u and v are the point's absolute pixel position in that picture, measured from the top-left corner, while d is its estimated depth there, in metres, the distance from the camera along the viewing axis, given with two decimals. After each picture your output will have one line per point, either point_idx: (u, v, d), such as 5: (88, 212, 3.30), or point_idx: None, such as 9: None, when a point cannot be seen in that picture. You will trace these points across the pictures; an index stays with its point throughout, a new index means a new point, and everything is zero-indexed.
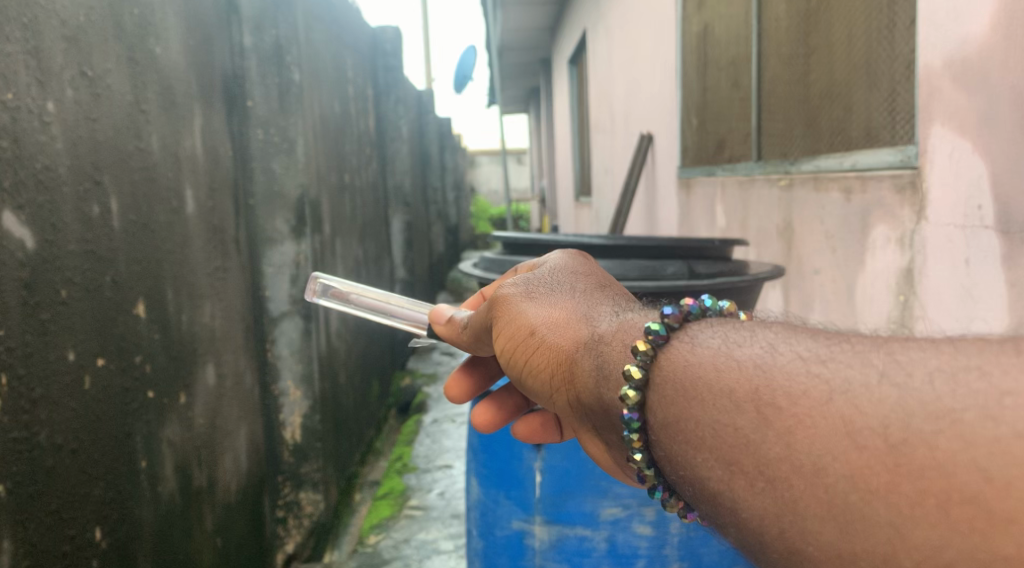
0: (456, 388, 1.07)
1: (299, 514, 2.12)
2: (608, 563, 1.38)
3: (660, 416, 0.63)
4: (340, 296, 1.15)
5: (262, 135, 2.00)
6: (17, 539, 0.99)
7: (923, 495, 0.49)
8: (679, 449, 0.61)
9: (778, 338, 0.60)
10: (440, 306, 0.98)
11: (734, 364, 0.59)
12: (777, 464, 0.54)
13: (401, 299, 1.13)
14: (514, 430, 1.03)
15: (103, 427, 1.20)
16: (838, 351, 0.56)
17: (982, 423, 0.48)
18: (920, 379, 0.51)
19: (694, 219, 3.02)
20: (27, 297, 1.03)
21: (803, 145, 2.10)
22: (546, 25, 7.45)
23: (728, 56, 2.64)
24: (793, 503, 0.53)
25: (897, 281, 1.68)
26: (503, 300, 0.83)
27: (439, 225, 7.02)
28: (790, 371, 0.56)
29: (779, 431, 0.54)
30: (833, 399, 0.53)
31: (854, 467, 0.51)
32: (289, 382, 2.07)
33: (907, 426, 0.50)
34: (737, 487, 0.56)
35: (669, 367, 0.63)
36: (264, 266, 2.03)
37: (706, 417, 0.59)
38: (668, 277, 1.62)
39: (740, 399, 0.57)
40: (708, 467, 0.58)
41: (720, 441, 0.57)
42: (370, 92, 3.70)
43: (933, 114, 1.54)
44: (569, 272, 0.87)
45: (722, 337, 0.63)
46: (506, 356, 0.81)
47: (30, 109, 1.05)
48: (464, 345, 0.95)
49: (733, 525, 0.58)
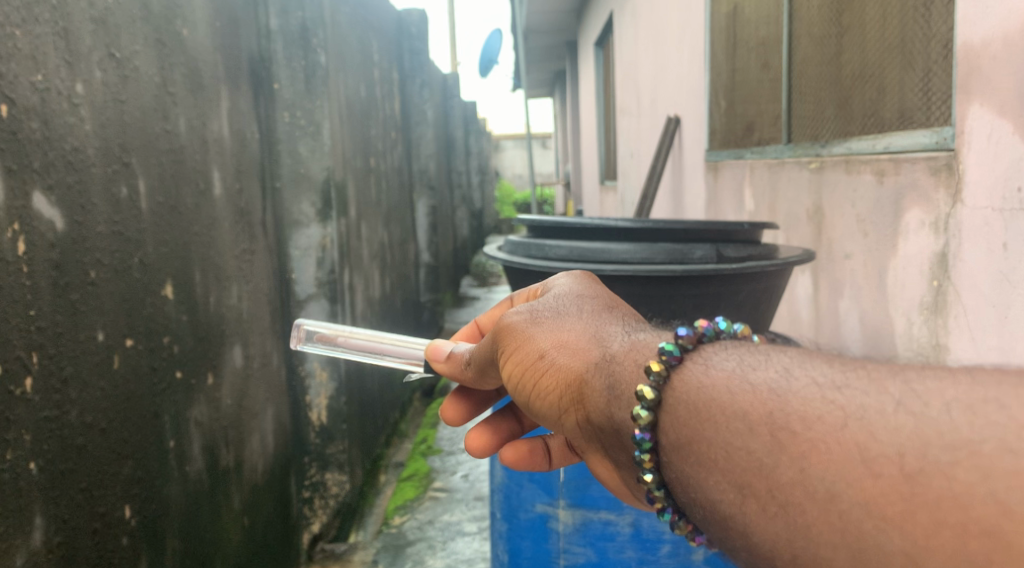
0: (452, 411, 1.01)
1: (324, 495, 2.15)
2: (632, 548, 1.37)
3: (673, 438, 0.60)
4: (327, 341, 1.11)
5: (288, 118, 2.00)
6: (48, 515, 1.01)
7: (939, 526, 0.46)
8: (691, 471, 0.58)
9: (793, 362, 0.57)
10: (438, 343, 0.96)
11: (748, 387, 0.56)
12: (790, 489, 0.51)
13: (392, 337, 1.08)
14: (502, 456, 0.98)
15: (134, 407, 1.22)
16: (854, 378, 0.53)
17: (1000, 456, 0.45)
18: (937, 409, 0.48)
19: (721, 203, 2.98)
20: (57, 277, 1.04)
21: (835, 127, 2.05)
22: (571, 7, 7.38)
23: (758, 37, 2.59)
24: (805, 529, 0.51)
25: (931, 265, 1.64)
26: (508, 328, 0.80)
27: (463, 209, 6.99)
28: (805, 397, 0.53)
29: (794, 455, 0.52)
30: (848, 426, 0.50)
31: (868, 494, 0.48)
32: (315, 364, 2.08)
33: (923, 455, 0.47)
34: (748, 511, 0.54)
35: (682, 387, 0.60)
36: (290, 248, 2.05)
37: (719, 439, 0.56)
38: (696, 260, 1.59)
39: (754, 422, 0.54)
40: (721, 489, 0.56)
41: (733, 465, 0.55)
42: (395, 74, 3.68)
43: (971, 94, 1.49)
44: (578, 294, 0.84)
45: (737, 360, 0.60)
46: (514, 382, 0.78)
47: (59, 90, 1.05)
48: (470, 382, 0.93)
49: (743, 549, 0.55)
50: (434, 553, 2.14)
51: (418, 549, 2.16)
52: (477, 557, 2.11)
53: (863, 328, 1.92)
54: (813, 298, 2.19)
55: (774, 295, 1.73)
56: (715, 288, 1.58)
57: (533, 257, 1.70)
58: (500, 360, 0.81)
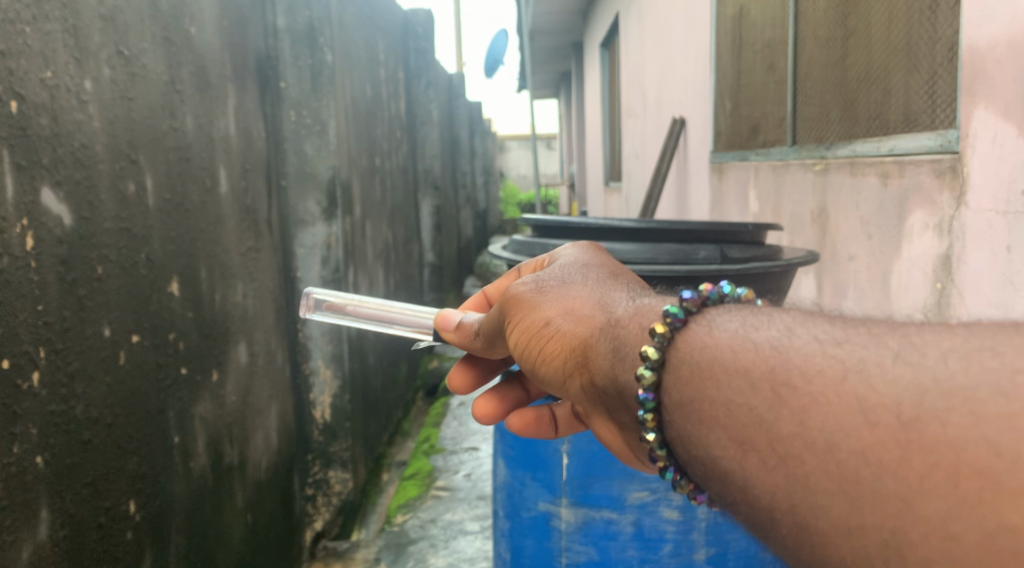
0: (458, 379, 1.01)
1: (327, 493, 2.17)
2: (635, 547, 1.37)
3: (676, 397, 0.59)
4: (335, 310, 1.12)
5: (294, 117, 2.02)
6: (55, 509, 1.02)
7: (932, 469, 0.46)
8: (692, 429, 0.58)
9: (795, 322, 0.57)
10: (447, 313, 0.97)
11: (750, 345, 0.56)
12: (790, 441, 0.51)
13: (401, 306, 1.08)
14: (507, 422, 0.98)
15: (138, 402, 1.23)
16: (854, 334, 0.53)
17: (992, 400, 0.45)
18: (934, 359, 0.49)
19: (726, 205, 2.98)
20: (65, 273, 1.05)
21: (840, 130, 2.05)
22: (579, 10, 7.37)
23: (763, 39, 2.59)
24: (803, 480, 0.50)
25: (935, 268, 1.64)
26: (515, 298, 0.80)
27: (467, 211, 6.97)
28: (806, 353, 0.53)
29: (794, 409, 0.51)
30: (847, 378, 0.50)
31: (866, 444, 0.48)
32: (319, 361, 2.09)
33: (919, 403, 0.47)
34: (749, 464, 0.53)
35: (686, 348, 0.60)
36: (296, 246, 2.06)
37: (721, 396, 0.56)
38: (699, 261, 1.60)
39: (756, 378, 0.54)
40: (721, 445, 0.55)
41: (734, 421, 0.54)
42: (401, 74, 3.69)
43: (977, 98, 1.49)
44: (583, 265, 0.84)
45: (740, 321, 0.60)
46: (519, 349, 0.79)
47: (68, 87, 1.06)
48: (478, 351, 0.93)
49: (743, 503, 0.55)
50: (436, 551, 2.15)
51: (420, 547, 2.17)
52: (479, 555, 2.12)
53: None
54: (817, 301, 2.19)
55: (778, 295, 1.73)
56: None
57: (536, 257, 1.70)
58: (506, 330, 0.82)
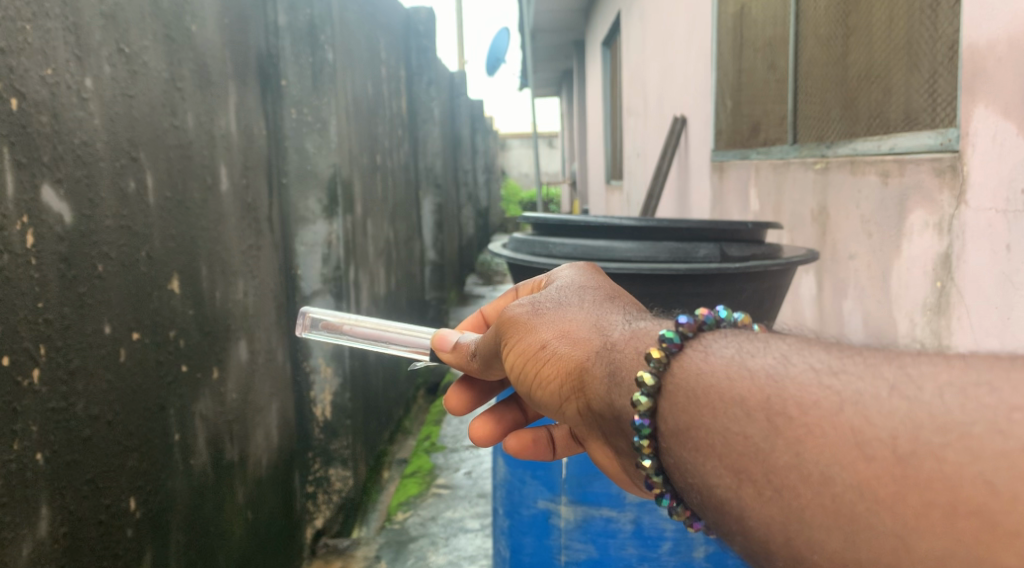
0: (456, 400, 1.01)
1: (328, 490, 2.16)
2: (634, 545, 1.37)
3: (672, 424, 0.59)
4: (332, 329, 1.12)
5: (295, 114, 2.02)
6: (55, 506, 1.02)
7: (928, 507, 0.46)
8: (688, 457, 0.58)
9: (791, 349, 0.57)
10: (444, 333, 0.97)
11: (746, 373, 0.56)
12: (786, 472, 0.51)
13: (397, 326, 1.09)
14: (504, 445, 0.98)
15: (138, 399, 1.23)
16: (850, 363, 0.53)
17: (990, 437, 0.45)
18: (930, 393, 0.48)
19: (727, 203, 2.97)
20: (65, 270, 1.05)
21: (841, 128, 2.05)
22: (580, 7, 7.37)
23: (765, 37, 2.59)
24: (798, 512, 0.50)
25: (935, 266, 1.64)
26: (511, 320, 0.80)
27: (468, 208, 6.97)
28: (802, 382, 0.53)
29: (789, 440, 0.51)
30: (843, 410, 0.50)
31: (862, 478, 0.48)
32: (320, 359, 2.09)
33: (915, 438, 0.47)
34: (744, 495, 0.53)
35: (682, 374, 0.60)
36: (297, 245, 2.07)
37: (717, 424, 0.56)
38: (699, 259, 1.60)
39: (751, 408, 0.54)
40: (717, 474, 0.55)
41: (730, 450, 0.54)
42: (402, 71, 3.68)
43: (977, 96, 1.49)
44: (579, 286, 0.84)
45: (736, 347, 0.60)
46: (516, 372, 0.79)
47: (70, 85, 1.06)
48: (474, 372, 0.93)
49: (739, 534, 0.55)
50: (437, 549, 2.15)
51: (421, 545, 2.17)
52: (479, 553, 2.12)
53: (867, 328, 1.92)
54: (817, 299, 2.19)
55: (778, 296, 1.73)
56: (719, 287, 1.57)
57: (537, 255, 1.70)
58: (502, 352, 0.82)
